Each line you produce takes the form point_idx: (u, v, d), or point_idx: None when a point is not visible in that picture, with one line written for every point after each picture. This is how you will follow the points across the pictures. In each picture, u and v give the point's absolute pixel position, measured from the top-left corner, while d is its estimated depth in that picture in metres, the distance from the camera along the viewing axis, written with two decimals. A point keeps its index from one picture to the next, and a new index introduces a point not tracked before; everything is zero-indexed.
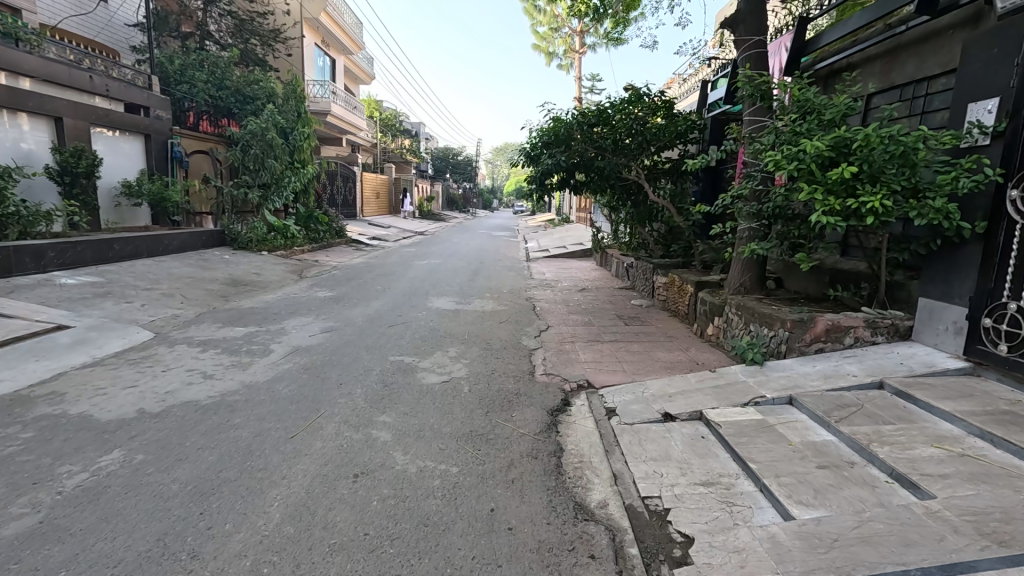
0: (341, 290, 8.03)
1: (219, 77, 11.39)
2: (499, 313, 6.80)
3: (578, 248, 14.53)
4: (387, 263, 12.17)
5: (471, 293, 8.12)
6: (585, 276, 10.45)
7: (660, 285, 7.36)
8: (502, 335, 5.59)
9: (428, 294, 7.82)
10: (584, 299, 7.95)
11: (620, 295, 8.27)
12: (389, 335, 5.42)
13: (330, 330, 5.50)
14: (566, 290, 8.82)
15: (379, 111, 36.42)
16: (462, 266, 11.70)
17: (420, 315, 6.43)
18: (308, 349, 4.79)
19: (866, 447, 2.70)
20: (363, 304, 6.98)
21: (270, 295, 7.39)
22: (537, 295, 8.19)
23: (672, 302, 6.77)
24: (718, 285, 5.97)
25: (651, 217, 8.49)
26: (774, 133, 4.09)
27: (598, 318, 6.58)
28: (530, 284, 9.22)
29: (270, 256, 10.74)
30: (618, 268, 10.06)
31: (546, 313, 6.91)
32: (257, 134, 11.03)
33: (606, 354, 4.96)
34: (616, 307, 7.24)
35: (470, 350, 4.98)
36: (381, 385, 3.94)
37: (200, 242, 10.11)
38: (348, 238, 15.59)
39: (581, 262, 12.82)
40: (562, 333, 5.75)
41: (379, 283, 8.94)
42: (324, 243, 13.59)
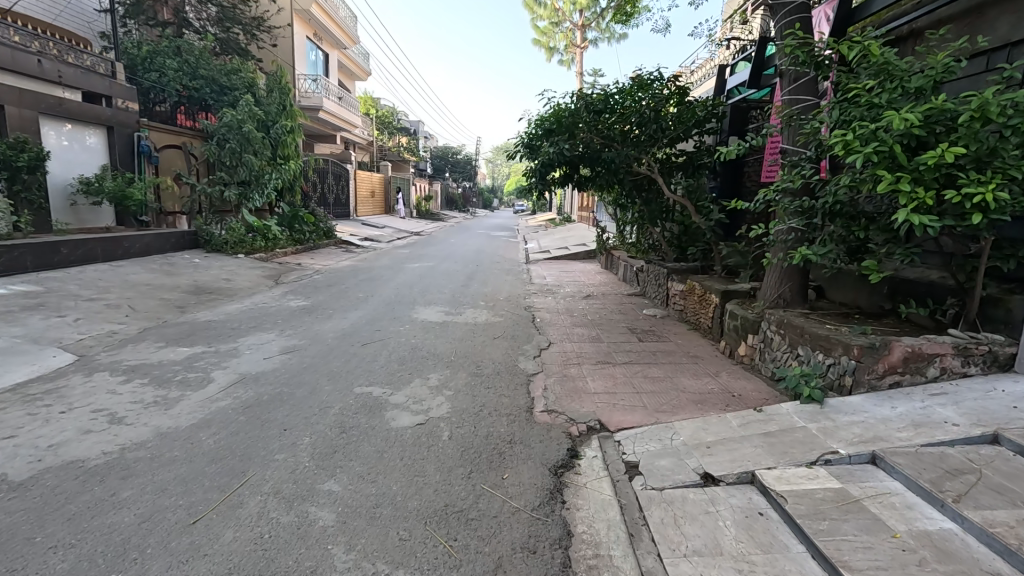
0: (317, 299, 7.18)
1: (192, 65, 10.51)
2: (493, 326, 5.95)
3: (580, 249, 13.69)
4: (376, 265, 11.33)
5: (463, 302, 7.26)
6: (589, 281, 9.58)
7: (676, 294, 6.51)
8: (496, 356, 4.73)
9: (414, 304, 6.96)
10: (590, 309, 7.09)
11: (629, 303, 7.40)
12: (361, 356, 4.57)
13: (291, 351, 4.64)
14: (569, 297, 7.95)
15: (375, 109, 35.53)
16: (456, 269, 10.85)
17: (401, 330, 5.57)
18: (257, 377, 3.94)
19: (1018, 552, 1.84)
20: (338, 316, 6.11)
21: (235, 306, 6.53)
22: (536, 304, 7.32)
23: (692, 313, 5.92)
24: (748, 295, 5.12)
25: (663, 217, 7.64)
26: (838, 107, 3.21)
27: (607, 332, 5.72)
28: (529, 291, 8.36)
29: (247, 259, 9.90)
30: (625, 272, 9.22)
31: (547, 325, 6.06)
32: (234, 126, 10.22)
33: (620, 382, 4.10)
34: (626, 319, 6.39)
35: (456, 377, 4.12)
36: (338, 431, 3.09)
37: (169, 245, 9.27)
38: (337, 239, 14.75)
39: (584, 265, 11.96)
40: (566, 353, 4.91)
41: (362, 289, 8.09)
42: (310, 244, 12.73)
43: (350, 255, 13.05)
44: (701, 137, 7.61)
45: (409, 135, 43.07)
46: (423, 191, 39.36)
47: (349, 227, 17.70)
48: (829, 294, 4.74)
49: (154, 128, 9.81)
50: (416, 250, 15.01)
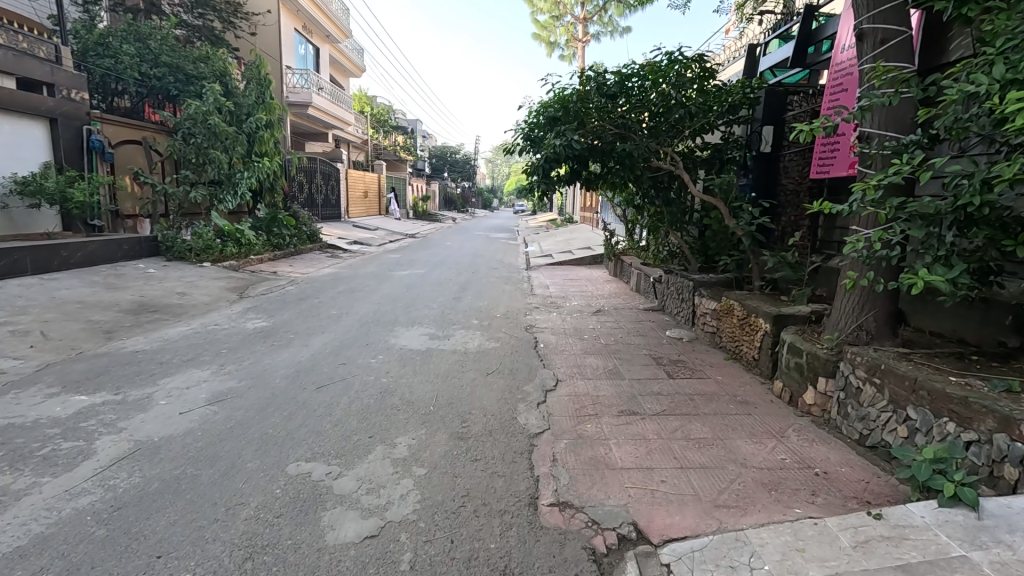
0: (280, 319, 6.10)
1: (153, 51, 9.40)
2: (488, 355, 4.88)
3: (586, 253, 12.64)
4: (360, 273, 10.26)
5: (453, 321, 6.16)
6: (599, 292, 8.47)
7: (707, 313, 5.44)
8: (489, 405, 3.65)
9: (394, 325, 5.88)
10: (603, 329, 6.00)
11: (649, 321, 6.32)
12: (310, 407, 3.49)
13: (221, 399, 3.56)
14: (579, 313, 6.87)
15: (370, 106, 34.43)
16: (449, 277, 9.79)
17: (372, 363, 4.49)
18: (156, 448, 2.85)
19: None
20: (298, 344, 5.02)
21: (178, 329, 5.46)
22: (539, 324, 6.23)
23: (730, 339, 4.86)
24: (808, 320, 4.06)
25: (686, 219, 6.58)
26: (997, 60, 2.16)
27: (627, 364, 4.65)
28: (531, 305, 7.27)
29: (214, 268, 8.83)
30: (640, 281, 8.16)
31: (552, 354, 4.99)
32: (198, 117, 9.16)
33: (655, 449, 3.03)
34: (648, 344, 5.33)
35: (432, 444, 3.03)
36: (239, 560, 2.01)
37: (122, 252, 8.19)
38: (323, 243, 13.70)
39: (590, 272, 10.86)
40: (577, 398, 3.84)
41: (338, 305, 7.02)
42: (290, 250, 11.65)
43: (335, 261, 11.97)
44: (728, 126, 6.56)
45: (406, 134, 41.95)
46: (420, 191, 38.25)
47: (337, 230, 16.62)
48: (917, 322, 3.69)
49: (107, 122, 8.78)
50: (409, 255, 13.92)
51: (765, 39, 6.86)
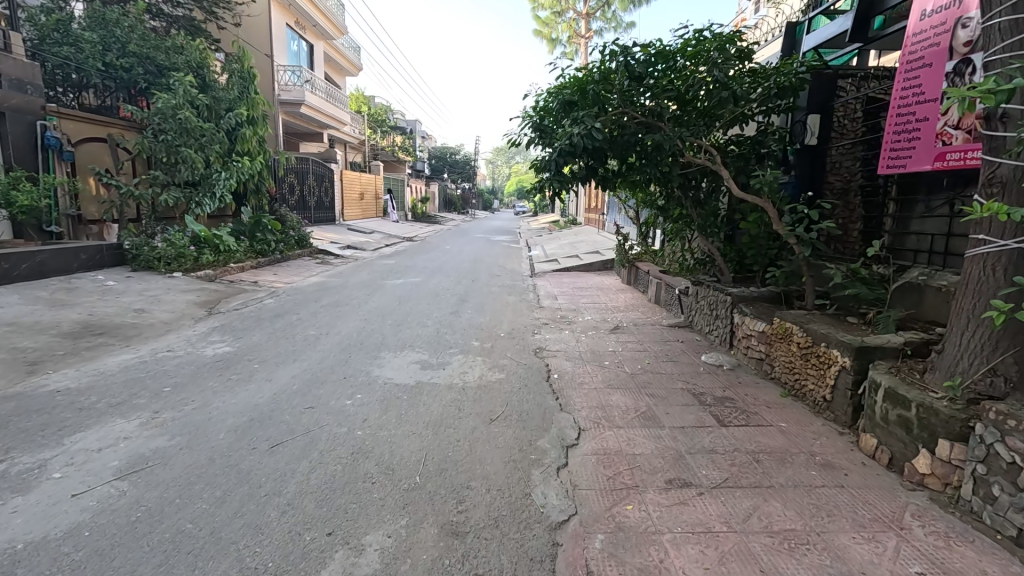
0: (247, 342, 5.22)
1: (119, 39, 8.52)
2: (491, 392, 3.99)
3: (594, 258, 11.80)
4: (350, 282, 9.42)
5: (451, 344, 5.28)
6: (614, 304, 7.58)
7: (753, 336, 4.58)
8: (493, 474, 2.77)
9: (380, 349, 4.99)
10: (626, 353, 5.11)
11: (678, 343, 5.43)
12: (254, 480, 2.61)
13: (137, 470, 2.67)
14: (594, 332, 5.98)
15: (366, 106, 33.55)
16: (447, 287, 8.95)
17: (347, 406, 3.61)
18: (13, 564, 1.97)
19: None
20: (260, 378, 4.14)
21: (121, 356, 4.59)
22: (549, 346, 5.35)
23: (788, 371, 3.99)
24: (902, 353, 3.19)
25: (718, 224, 5.70)
26: None
27: (663, 404, 3.77)
28: (538, 322, 6.38)
29: (186, 279, 7.98)
30: (660, 292, 7.32)
31: (569, 390, 4.11)
32: (168, 112, 8.31)
33: (730, 551, 2.16)
34: (682, 373, 4.47)
35: (416, 548, 2.17)
36: None
37: (79, 262, 7.32)
38: (313, 248, 12.88)
39: (600, 280, 9.97)
40: (607, 460, 2.96)
41: (320, 322, 6.14)
42: (276, 257, 10.79)
43: (324, 268, 11.11)
44: (765, 117, 5.71)
45: (405, 134, 41.23)
46: (419, 192, 37.41)
47: (330, 234, 15.76)
48: None
49: (66, 117, 7.91)
50: (405, 261, 13.09)
51: (801, 17, 6.08)
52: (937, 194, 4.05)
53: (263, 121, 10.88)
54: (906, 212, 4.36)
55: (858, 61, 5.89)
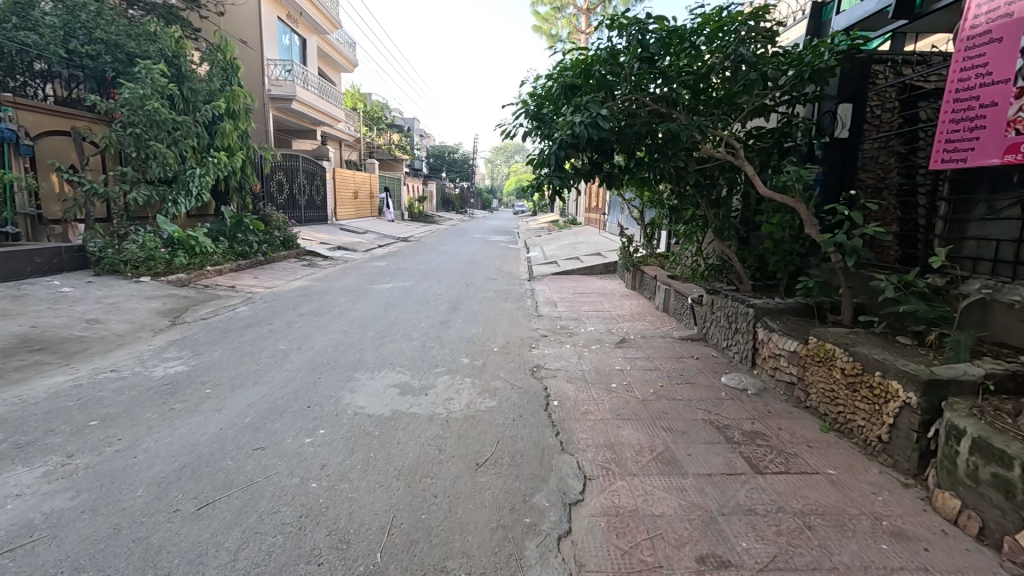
0: (207, 359, 4.61)
1: (85, 24, 7.89)
2: (479, 424, 3.39)
3: (596, 260, 11.20)
4: (336, 287, 8.81)
5: (437, 362, 4.68)
6: (618, 313, 6.98)
7: (782, 356, 3.98)
8: (475, 549, 2.16)
9: (356, 369, 4.39)
10: (634, 373, 4.51)
11: (693, 361, 4.84)
12: (163, 563, 2.00)
13: (12, 547, 2.06)
14: (598, 347, 5.38)
15: (362, 103, 32.90)
16: (440, 292, 8.35)
17: (305, 446, 3.01)
18: None
19: None
20: (209, 407, 3.53)
21: (53, 378, 3.98)
22: (548, 363, 4.76)
23: (829, 401, 3.40)
24: (983, 388, 2.59)
25: (736, 227, 5.10)
26: None
27: (683, 442, 3.18)
28: (536, 334, 5.79)
29: (155, 284, 7.37)
30: (670, 300, 6.72)
31: (571, 421, 3.51)
32: (134, 103, 7.69)
33: None
34: (701, 400, 3.87)
35: None
36: None
37: (32, 267, 6.81)
38: (301, 250, 12.26)
39: (603, 284, 9.38)
40: (619, 526, 2.36)
41: (293, 335, 5.53)
42: (259, 259, 10.18)
43: (310, 271, 10.50)
44: (789, 107, 5.10)
45: (402, 133, 40.64)
46: (416, 191, 36.75)
47: (320, 235, 15.15)
48: None
49: (23, 108, 7.29)
50: (398, 262, 12.46)
51: None
52: (1003, 193, 3.46)
53: (244, 115, 10.26)
54: (962, 213, 3.78)
55: (893, 45, 5.29)
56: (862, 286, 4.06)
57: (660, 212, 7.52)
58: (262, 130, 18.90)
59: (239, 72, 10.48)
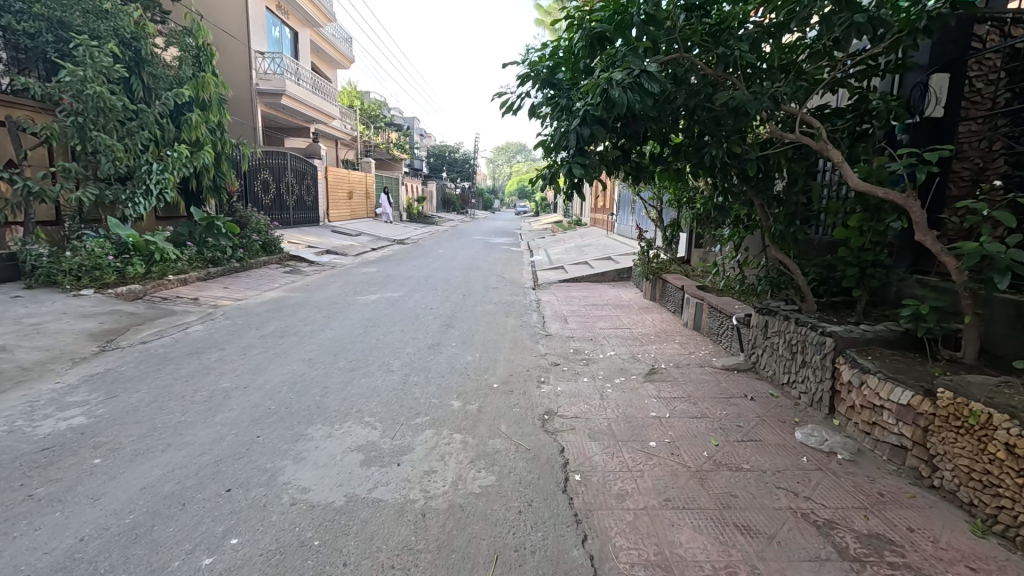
0: (120, 405, 3.54)
1: None
2: (471, 523, 2.33)
3: (609, 265, 10.13)
4: (315, 298, 7.76)
5: (418, 408, 3.62)
6: (640, 333, 5.91)
7: (886, 408, 2.92)
8: None
9: (312, 421, 3.33)
10: (677, 425, 3.44)
11: (748, 405, 3.77)
12: None
13: None
14: (624, 382, 4.31)
15: (359, 101, 31.85)
16: (432, 304, 7.28)
17: None
18: None
19: None
20: (84, 493, 2.46)
21: None
22: (562, 409, 3.69)
23: (981, 486, 2.34)
24: None
25: (800, 230, 4.04)
26: None
27: (776, 559, 2.11)
28: (545, 363, 4.72)
29: (98, 298, 6.33)
30: (704, 318, 5.64)
31: (603, 515, 2.44)
32: (74, 86, 6.67)
33: None
34: (779, 472, 2.80)
35: None
36: None
37: None
38: (284, 255, 11.22)
39: (618, 294, 8.30)
40: None
41: (246, 364, 4.48)
42: (233, 266, 9.14)
43: (290, 280, 9.46)
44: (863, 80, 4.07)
45: (401, 131, 39.61)
46: (415, 191, 35.65)
47: (309, 238, 14.11)
48: None
49: None
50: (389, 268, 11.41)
51: None
52: None
53: (216, 106, 9.27)
54: None
55: None
56: (993, 315, 3.00)
57: (688, 213, 6.44)
58: (249, 127, 17.79)
59: (212, 59, 9.47)
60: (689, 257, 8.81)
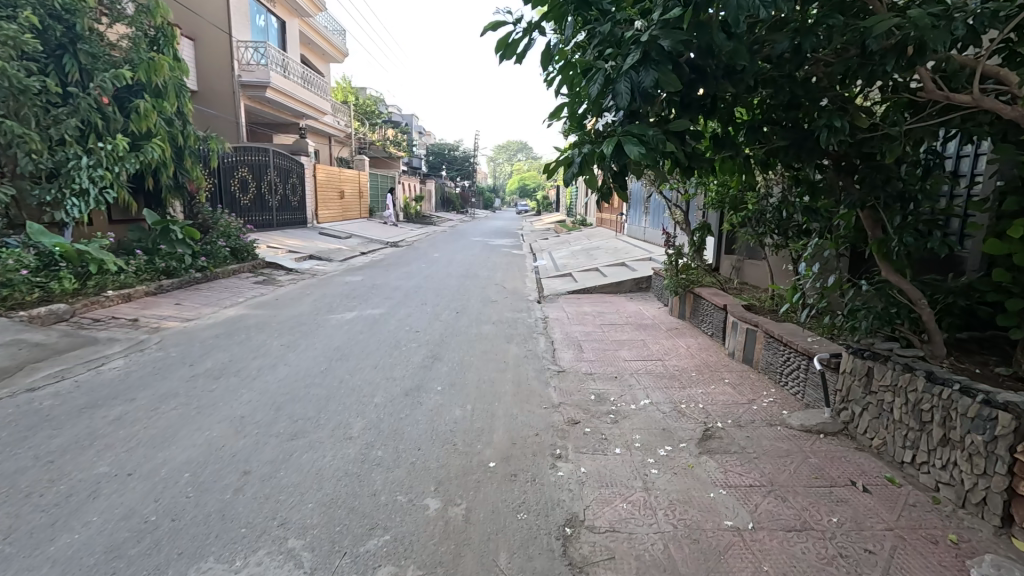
0: None
1: None
2: None
3: (624, 274, 8.92)
4: (281, 316, 6.55)
5: (376, 516, 2.40)
6: (677, 368, 4.67)
7: None
8: None
9: (202, 551, 2.12)
10: (772, 549, 2.22)
11: (865, 502, 2.56)
12: None
13: None
14: (672, 456, 3.08)
15: (354, 96, 30.63)
16: (418, 325, 6.06)
17: None
18: None
19: None
20: None
21: None
22: (591, 514, 2.48)
23: None
24: None
25: (939, 244, 2.80)
26: None
27: None
28: (560, 421, 3.50)
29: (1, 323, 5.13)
30: (763, 352, 4.41)
31: None
32: None
33: None
34: None
35: None
36: None
37: None
38: (257, 262, 10.01)
39: (638, 310, 7.07)
40: None
41: (151, 427, 3.27)
42: (191, 278, 7.93)
43: (259, 291, 8.24)
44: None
45: (398, 129, 38.41)
46: (413, 190, 34.39)
47: (292, 242, 12.92)
48: None
49: None
50: (375, 276, 10.22)
51: None
52: None
53: (173, 93, 8.04)
54: None
55: None
56: None
57: (734, 215, 5.21)
58: (232, 121, 16.78)
59: (172, 41, 8.26)
60: (718, 263, 7.79)
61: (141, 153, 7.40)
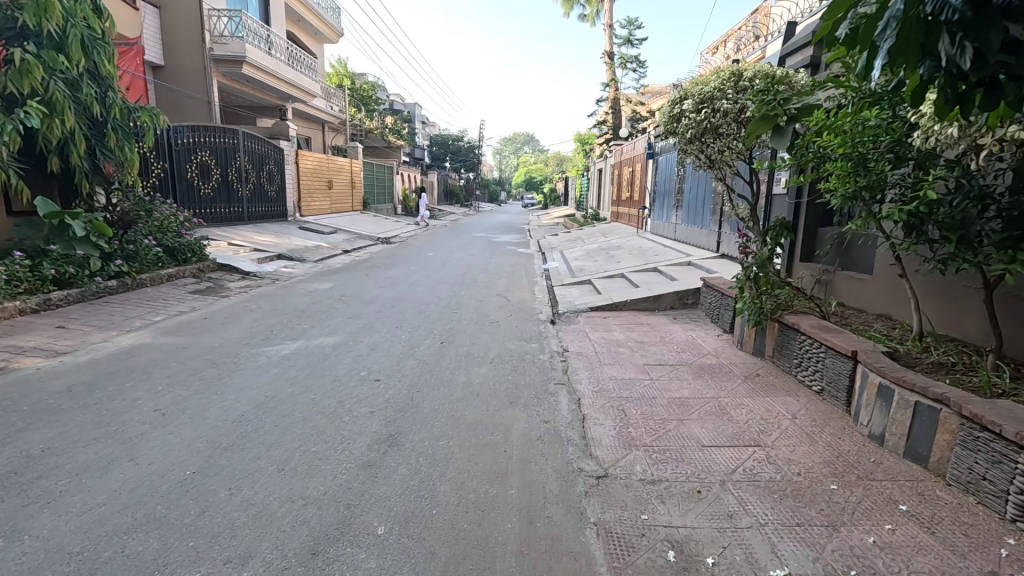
0: None
1: None
2: None
3: (662, 284, 6.99)
4: (194, 349, 4.66)
5: None
6: (799, 473, 2.73)
7: None
8: None
9: None
10: None
11: None
12: None
13: None
14: None
15: (350, 80, 28.57)
16: (383, 369, 4.15)
17: None
18: None
19: None
20: None
21: None
22: None
23: None
24: None
25: None
26: None
27: None
28: None
29: None
30: (964, 454, 2.49)
31: None
32: None
33: None
34: None
35: None
36: None
37: None
38: (204, 264, 8.13)
39: (692, 341, 5.14)
40: None
41: None
42: (97, 288, 6.09)
43: (190, 305, 6.36)
44: None
45: (399, 116, 36.37)
46: (414, 180, 32.33)
47: (261, 239, 11.03)
48: None
49: None
50: (351, 281, 8.37)
51: None
52: None
53: (77, 46, 6.12)
54: None
55: None
56: None
57: (890, 208, 3.14)
58: (203, 103, 14.87)
59: None
60: (794, 272, 5.95)
61: (5, 118, 5.47)
